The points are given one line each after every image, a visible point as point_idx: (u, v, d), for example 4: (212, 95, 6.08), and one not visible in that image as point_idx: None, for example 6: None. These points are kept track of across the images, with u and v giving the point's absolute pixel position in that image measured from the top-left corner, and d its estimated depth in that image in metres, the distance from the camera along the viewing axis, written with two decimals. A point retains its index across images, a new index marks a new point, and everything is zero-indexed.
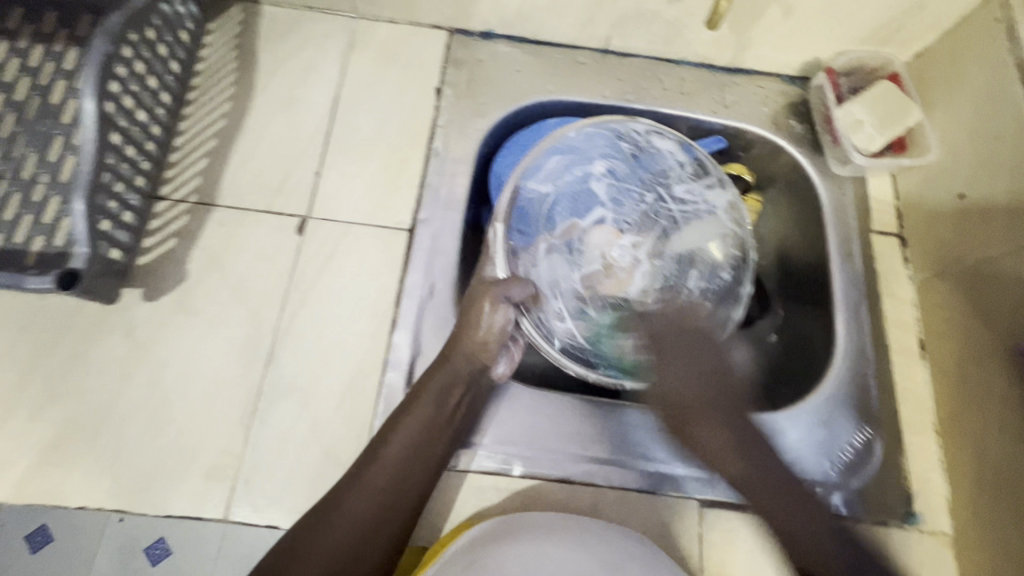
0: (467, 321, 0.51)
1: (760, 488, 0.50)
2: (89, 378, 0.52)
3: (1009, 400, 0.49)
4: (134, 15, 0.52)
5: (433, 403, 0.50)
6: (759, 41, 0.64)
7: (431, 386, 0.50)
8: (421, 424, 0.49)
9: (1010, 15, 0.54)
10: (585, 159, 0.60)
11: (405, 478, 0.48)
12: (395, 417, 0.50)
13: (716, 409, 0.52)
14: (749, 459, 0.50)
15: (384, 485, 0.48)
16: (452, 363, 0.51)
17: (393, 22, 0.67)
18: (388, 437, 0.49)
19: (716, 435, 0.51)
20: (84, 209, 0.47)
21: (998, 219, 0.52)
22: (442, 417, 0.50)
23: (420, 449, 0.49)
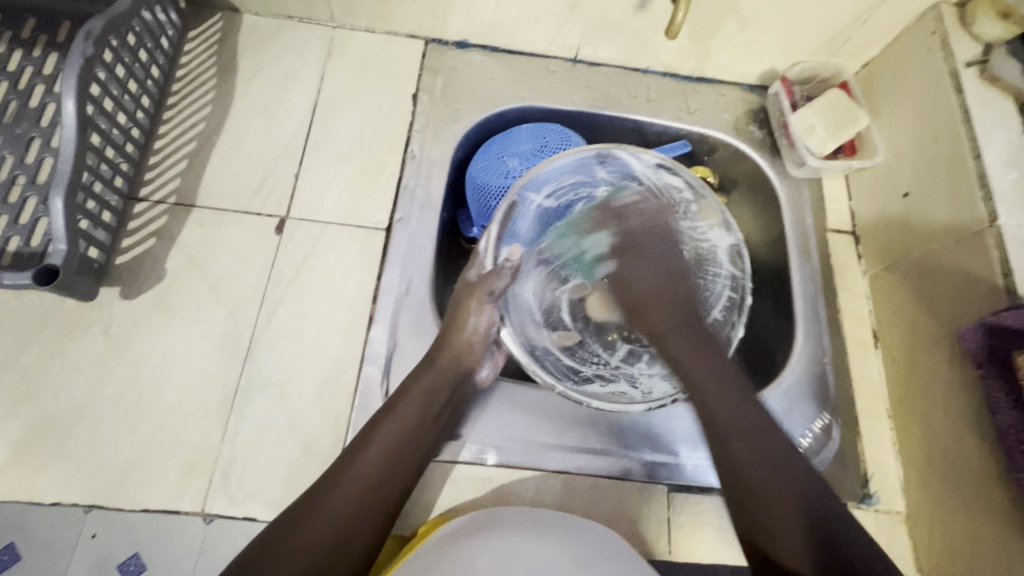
0: (454, 324, 0.54)
1: (707, 382, 0.51)
2: (65, 375, 0.52)
3: (953, 382, 0.53)
4: (116, 20, 0.53)
5: (423, 402, 0.50)
6: (720, 52, 0.68)
7: (417, 386, 0.51)
8: (406, 423, 0.49)
9: (944, 29, 0.59)
10: (592, 182, 0.63)
11: (388, 475, 0.48)
12: (380, 415, 0.50)
13: (691, 330, 0.55)
14: (706, 355, 0.53)
15: (366, 483, 0.47)
16: (439, 363, 0.52)
17: (371, 32, 0.69)
18: (371, 435, 0.49)
19: (687, 346, 0.54)
20: (63, 207, 0.48)
21: (939, 215, 0.56)
22: (429, 417, 0.50)
23: (405, 449, 0.49)
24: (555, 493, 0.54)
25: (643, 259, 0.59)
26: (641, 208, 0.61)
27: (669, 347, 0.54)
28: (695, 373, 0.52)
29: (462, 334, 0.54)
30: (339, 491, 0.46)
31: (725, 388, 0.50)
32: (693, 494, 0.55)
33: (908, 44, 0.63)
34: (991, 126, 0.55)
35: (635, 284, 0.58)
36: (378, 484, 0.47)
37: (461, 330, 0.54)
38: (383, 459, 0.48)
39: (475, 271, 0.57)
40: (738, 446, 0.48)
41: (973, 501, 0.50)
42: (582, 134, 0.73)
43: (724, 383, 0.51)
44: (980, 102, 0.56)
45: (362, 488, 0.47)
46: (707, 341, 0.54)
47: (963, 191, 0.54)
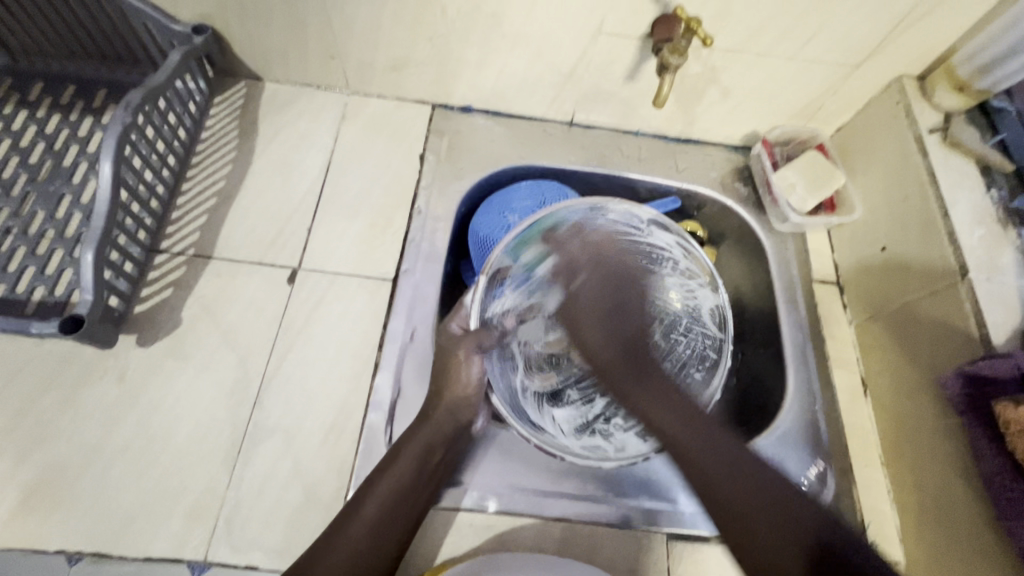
0: (448, 376, 0.55)
1: (710, 462, 0.49)
2: (77, 421, 0.54)
3: (939, 428, 0.54)
4: (151, 91, 0.58)
5: (420, 455, 0.51)
6: (704, 117, 0.74)
7: (415, 441, 0.52)
8: (408, 473, 0.50)
9: (907, 99, 0.65)
10: (585, 237, 0.66)
11: (386, 528, 0.48)
12: (381, 465, 0.51)
13: (648, 378, 0.56)
14: (692, 430, 0.51)
15: (368, 533, 0.47)
16: (435, 420, 0.53)
17: (382, 97, 0.75)
18: (374, 482, 0.50)
19: (636, 387, 0.56)
20: (92, 260, 0.51)
21: (915, 268, 0.60)
22: (426, 469, 0.51)
23: (404, 501, 0.50)
24: (555, 541, 0.54)
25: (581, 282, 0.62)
26: (588, 289, 0.62)
27: (643, 406, 0.55)
28: (666, 426, 0.52)
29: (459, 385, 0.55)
30: (345, 538, 0.47)
31: (716, 458, 0.49)
32: (691, 543, 0.56)
33: (875, 112, 0.69)
34: (956, 187, 0.59)
35: (589, 343, 0.59)
36: (381, 534, 0.48)
37: (458, 383, 0.55)
38: (383, 509, 0.49)
39: (459, 322, 0.58)
40: (727, 489, 0.47)
41: (968, 548, 0.50)
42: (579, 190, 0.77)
43: (685, 419, 0.52)
44: (945, 164, 0.60)
45: (362, 535, 0.47)
46: (638, 368, 0.57)
47: (935, 246, 0.58)
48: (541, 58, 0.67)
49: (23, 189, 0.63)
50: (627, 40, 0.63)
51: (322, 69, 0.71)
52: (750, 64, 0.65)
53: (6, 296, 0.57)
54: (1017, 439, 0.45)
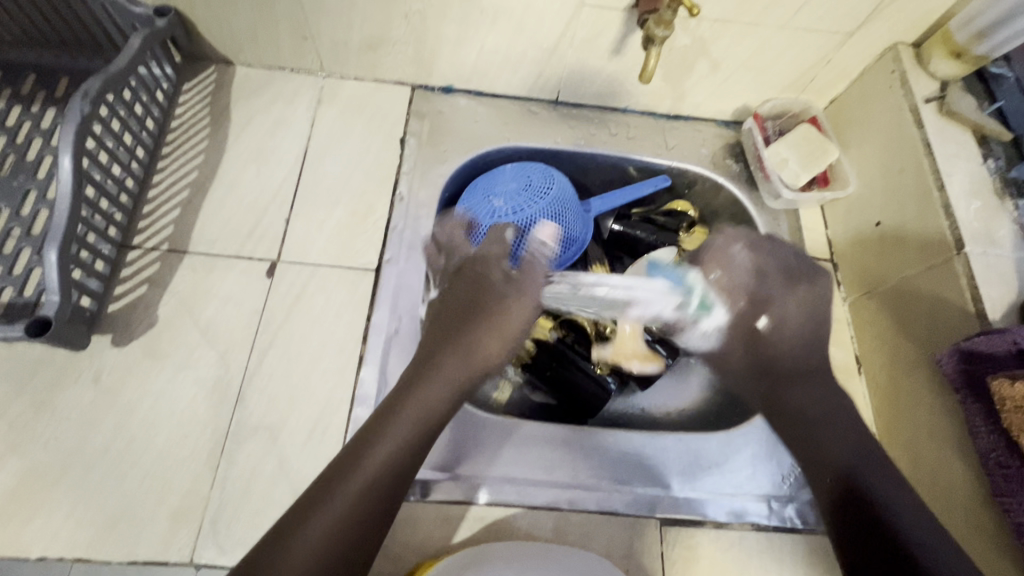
0: (492, 307, 0.53)
1: (838, 427, 0.51)
2: (53, 425, 0.52)
3: (933, 406, 0.54)
4: (112, 79, 0.55)
5: (440, 390, 0.49)
6: (693, 92, 0.71)
7: (440, 374, 0.49)
8: (428, 410, 0.48)
9: (903, 67, 0.63)
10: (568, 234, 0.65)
11: (402, 467, 0.45)
12: (395, 399, 0.48)
13: (799, 382, 0.55)
14: (767, 377, 0.56)
15: (381, 473, 0.43)
16: (463, 350, 0.51)
17: (359, 79, 0.72)
18: (390, 417, 0.46)
19: (763, 381, 0.56)
20: (56, 259, 0.49)
21: (910, 241, 0.58)
22: (449, 406, 0.49)
23: (422, 437, 0.46)
24: (548, 529, 0.54)
25: (787, 301, 0.56)
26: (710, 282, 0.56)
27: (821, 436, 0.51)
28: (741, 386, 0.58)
29: (499, 314, 0.52)
30: (353, 478, 0.43)
31: (833, 442, 0.50)
32: (685, 527, 0.55)
33: (870, 82, 0.66)
34: (953, 158, 0.58)
35: (727, 359, 0.59)
36: (392, 476, 0.44)
37: (507, 313, 0.53)
38: (398, 448, 0.45)
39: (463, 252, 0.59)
40: (836, 441, 0.50)
41: (963, 524, 0.50)
42: (566, 172, 0.75)
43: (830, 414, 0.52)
44: (940, 135, 0.59)
45: (370, 475, 0.43)
46: (809, 373, 0.55)
47: (931, 220, 0.56)
48: (522, 33, 0.64)
49: None
50: (612, 12, 0.60)
51: (295, 50, 0.68)
52: (739, 34, 0.62)
53: None
54: (1013, 416, 0.44)
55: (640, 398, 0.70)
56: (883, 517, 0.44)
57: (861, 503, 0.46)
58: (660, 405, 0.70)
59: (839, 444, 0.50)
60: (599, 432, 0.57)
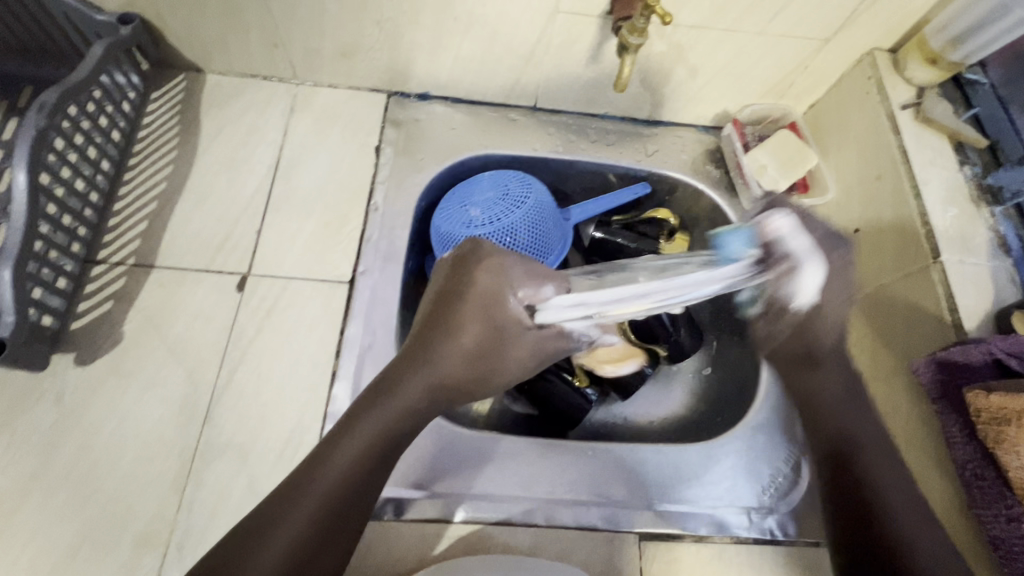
0: (465, 309, 0.46)
1: (872, 437, 0.48)
2: (12, 448, 0.50)
3: (912, 416, 0.54)
4: (71, 89, 0.54)
5: (389, 415, 0.45)
6: (672, 98, 0.71)
7: (399, 396, 0.45)
8: (391, 426, 0.45)
9: (879, 74, 0.62)
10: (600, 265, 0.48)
11: (344, 499, 0.42)
12: (365, 403, 0.45)
13: (842, 375, 0.50)
14: (841, 372, 0.50)
15: (315, 507, 0.41)
16: (425, 368, 0.46)
17: (334, 87, 0.71)
18: (354, 423, 0.44)
19: (813, 377, 0.51)
20: (12, 278, 0.48)
21: (888, 249, 0.58)
22: (399, 426, 0.45)
23: (365, 464, 0.43)
24: (525, 547, 0.53)
25: (789, 277, 0.44)
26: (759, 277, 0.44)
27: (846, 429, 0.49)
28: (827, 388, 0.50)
29: (473, 318, 0.46)
30: (308, 492, 0.42)
31: (893, 475, 0.47)
32: (665, 541, 0.55)
33: (848, 88, 0.66)
34: (929, 165, 0.57)
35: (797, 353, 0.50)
36: (346, 491, 0.43)
37: (468, 324, 0.46)
38: (351, 469, 0.43)
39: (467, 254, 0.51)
40: (882, 464, 0.47)
41: None
42: (545, 179, 0.74)
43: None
44: (917, 142, 0.59)
45: (320, 494, 0.42)
46: (843, 374, 0.50)
47: (908, 228, 0.56)
48: (497, 40, 0.63)
49: None
50: (586, 19, 0.59)
51: (266, 57, 0.66)
52: (716, 40, 0.62)
53: None
54: (988, 427, 0.44)
55: (621, 407, 0.69)
56: (893, 547, 0.44)
57: (863, 519, 0.46)
58: (643, 414, 0.69)
59: (870, 432, 0.48)
60: (578, 444, 0.57)
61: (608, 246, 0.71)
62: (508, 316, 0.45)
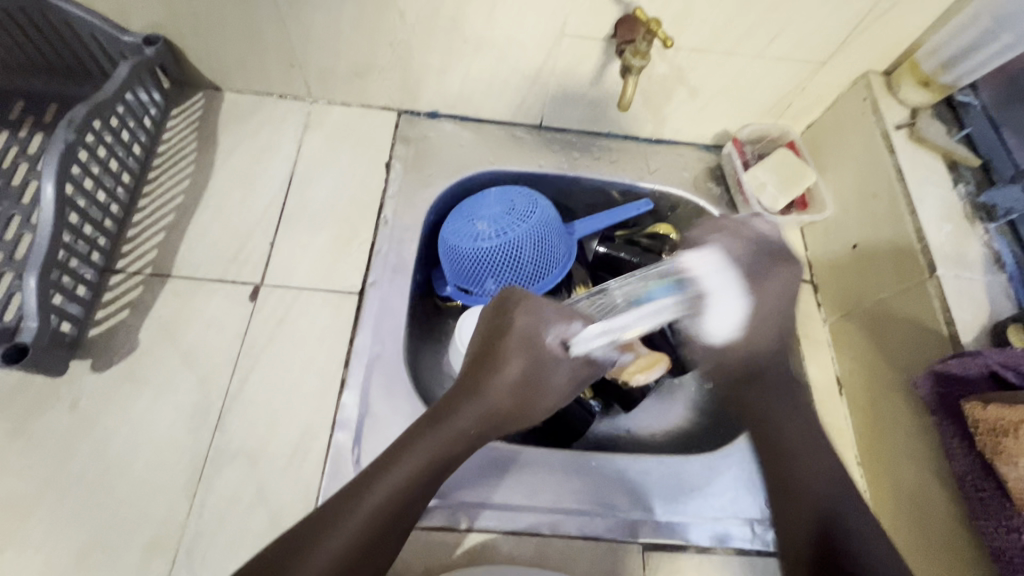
0: (507, 345, 0.49)
1: None
2: (29, 452, 0.52)
3: (912, 428, 0.54)
4: (98, 107, 0.56)
5: (438, 446, 0.47)
6: (674, 117, 0.73)
7: (445, 429, 0.47)
8: (443, 453, 0.47)
9: (873, 96, 0.65)
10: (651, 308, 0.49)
11: (387, 525, 0.44)
12: (408, 437, 0.47)
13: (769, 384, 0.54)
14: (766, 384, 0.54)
15: (359, 531, 0.42)
16: (477, 400, 0.49)
17: (347, 105, 0.73)
18: (399, 455, 0.46)
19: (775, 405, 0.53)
20: (36, 285, 0.49)
21: (885, 264, 0.60)
22: (447, 458, 0.47)
23: (411, 491, 0.45)
24: (529, 556, 0.53)
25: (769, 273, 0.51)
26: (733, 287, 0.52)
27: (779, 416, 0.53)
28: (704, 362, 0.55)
29: (517, 354, 0.49)
30: (359, 505, 0.44)
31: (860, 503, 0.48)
32: (668, 552, 0.55)
33: (845, 109, 0.68)
34: (923, 183, 0.59)
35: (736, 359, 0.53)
36: (383, 524, 0.43)
37: (514, 360, 0.49)
38: (403, 489, 0.45)
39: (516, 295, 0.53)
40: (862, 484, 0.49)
41: (942, 548, 0.50)
42: (550, 195, 0.76)
43: None
44: (911, 161, 0.60)
45: (377, 505, 0.44)
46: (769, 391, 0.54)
47: (904, 243, 0.58)
48: (505, 62, 0.65)
49: None
50: (591, 42, 0.62)
51: (282, 77, 0.69)
52: (716, 63, 0.64)
53: None
54: (986, 439, 0.45)
55: (625, 419, 0.70)
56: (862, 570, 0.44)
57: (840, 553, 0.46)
58: (645, 426, 0.70)
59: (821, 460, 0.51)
60: (582, 454, 0.57)
61: (612, 262, 0.72)
62: (546, 348, 0.48)
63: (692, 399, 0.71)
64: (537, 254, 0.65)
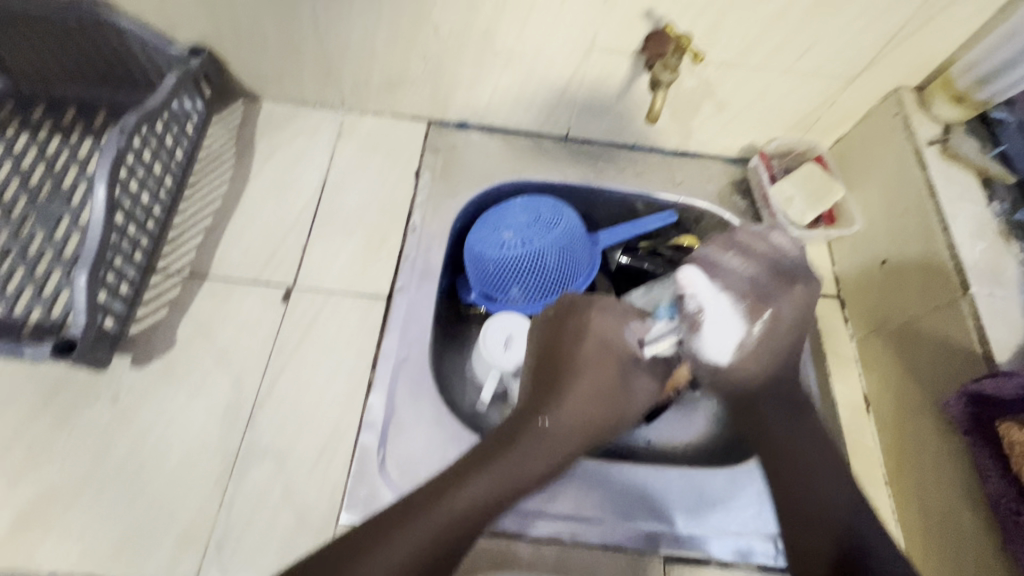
0: (586, 346, 0.52)
1: None
2: (72, 442, 0.54)
3: (942, 448, 0.53)
4: (147, 114, 0.59)
5: (526, 454, 0.47)
6: (700, 131, 0.73)
7: (534, 438, 0.48)
8: (527, 457, 0.47)
9: (905, 111, 0.64)
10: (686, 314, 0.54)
11: (466, 525, 0.44)
12: (495, 444, 0.48)
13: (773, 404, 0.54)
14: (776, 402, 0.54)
15: (439, 528, 0.43)
16: (563, 411, 0.49)
17: (378, 115, 0.75)
18: (487, 461, 0.47)
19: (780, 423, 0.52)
20: (86, 282, 0.52)
21: (915, 281, 0.59)
22: (535, 465, 0.47)
23: (497, 495, 0.46)
24: (549, 563, 0.53)
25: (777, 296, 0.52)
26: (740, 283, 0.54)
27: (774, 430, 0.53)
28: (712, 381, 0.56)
29: (591, 356, 0.52)
30: (443, 504, 0.44)
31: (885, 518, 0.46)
32: (688, 565, 0.55)
33: (874, 124, 0.68)
34: (957, 200, 0.58)
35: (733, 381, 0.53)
36: (464, 526, 0.44)
37: (593, 365, 0.52)
38: (491, 492, 0.45)
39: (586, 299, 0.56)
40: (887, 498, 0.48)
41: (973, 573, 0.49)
42: (575, 206, 0.77)
43: None
44: (944, 177, 0.60)
45: (456, 509, 0.44)
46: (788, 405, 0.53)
47: (935, 260, 0.57)
48: (534, 75, 0.67)
49: (23, 211, 0.64)
50: (620, 56, 0.63)
51: (317, 87, 0.72)
52: (745, 78, 0.65)
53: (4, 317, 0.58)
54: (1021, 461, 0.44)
55: (645, 431, 0.69)
56: None
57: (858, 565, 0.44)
58: (666, 439, 0.69)
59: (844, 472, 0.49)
60: (603, 463, 0.57)
61: (635, 272, 0.74)
62: (627, 348, 0.53)
63: (715, 412, 0.71)
64: (561, 263, 0.66)
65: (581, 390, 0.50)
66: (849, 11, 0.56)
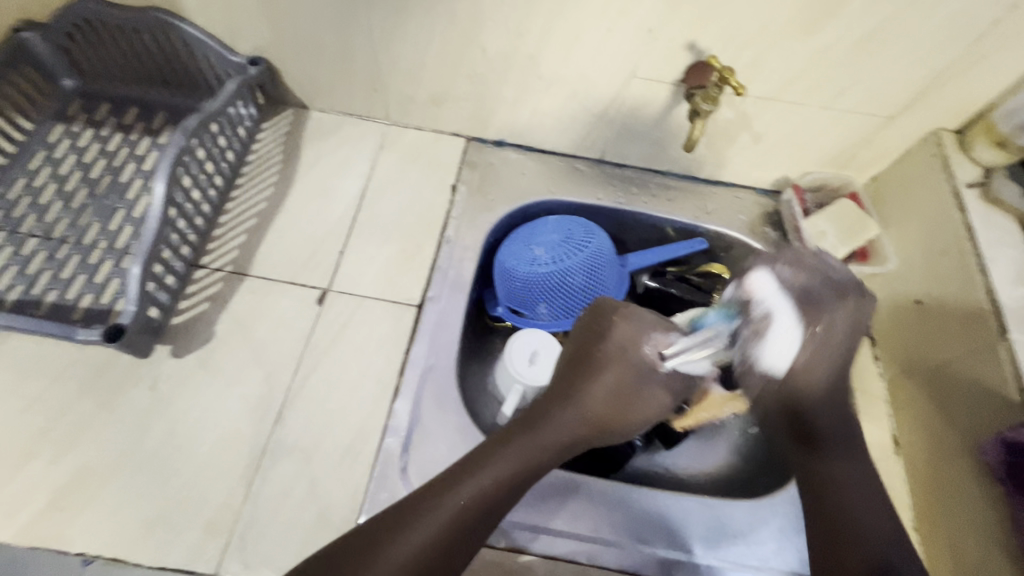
0: (605, 350, 0.52)
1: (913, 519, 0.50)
2: (110, 426, 0.56)
3: (976, 496, 0.52)
4: (205, 117, 0.62)
5: (535, 446, 0.49)
6: (735, 161, 0.74)
7: (546, 432, 0.50)
8: (533, 453, 0.49)
9: (944, 152, 0.64)
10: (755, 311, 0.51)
11: (477, 516, 0.46)
12: (510, 434, 0.50)
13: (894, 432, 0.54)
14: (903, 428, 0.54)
15: (448, 522, 0.44)
16: (570, 408, 0.51)
17: (420, 129, 0.78)
18: (495, 454, 0.48)
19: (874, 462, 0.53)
20: (139, 272, 0.55)
21: (951, 323, 0.58)
22: (544, 457, 0.50)
23: (508, 486, 0.47)
24: None
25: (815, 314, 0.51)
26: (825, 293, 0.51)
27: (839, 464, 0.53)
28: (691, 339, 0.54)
29: (611, 356, 0.52)
30: (456, 494, 0.46)
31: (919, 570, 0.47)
32: None
33: (911, 164, 0.68)
34: (996, 244, 0.58)
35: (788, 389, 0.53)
36: (476, 515, 0.46)
37: (610, 368, 0.51)
38: (502, 480, 0.47)
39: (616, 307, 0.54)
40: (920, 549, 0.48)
41: None
42: (606, 228, 0.78)
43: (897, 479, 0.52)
44: (983, 220, 0.60)
45: (467, 501, 0.46)
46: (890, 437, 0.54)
47: (973, 303, 0.56)
48: (574, 99, 0.68)
49: (82, 202, 0.67)
50: (660, 85, 0.64)
51: (364, 101, 0.75)
52: (783, 112, 0.66)
53: (57, 301, 0.61)
54: None
55: (664, 458, 0.69)
56: None
57: None
58: (686, 466, 0.69)
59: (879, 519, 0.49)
60: (625, 486, 0.57)
61: (661, 296, 0.73)
62: (645, 358, 0.51)
63: (737, 443, 0.70)
64: (589, 283, 0.67)
65: (601, 389, 0.51)
66: (891, 52, 0.57)
